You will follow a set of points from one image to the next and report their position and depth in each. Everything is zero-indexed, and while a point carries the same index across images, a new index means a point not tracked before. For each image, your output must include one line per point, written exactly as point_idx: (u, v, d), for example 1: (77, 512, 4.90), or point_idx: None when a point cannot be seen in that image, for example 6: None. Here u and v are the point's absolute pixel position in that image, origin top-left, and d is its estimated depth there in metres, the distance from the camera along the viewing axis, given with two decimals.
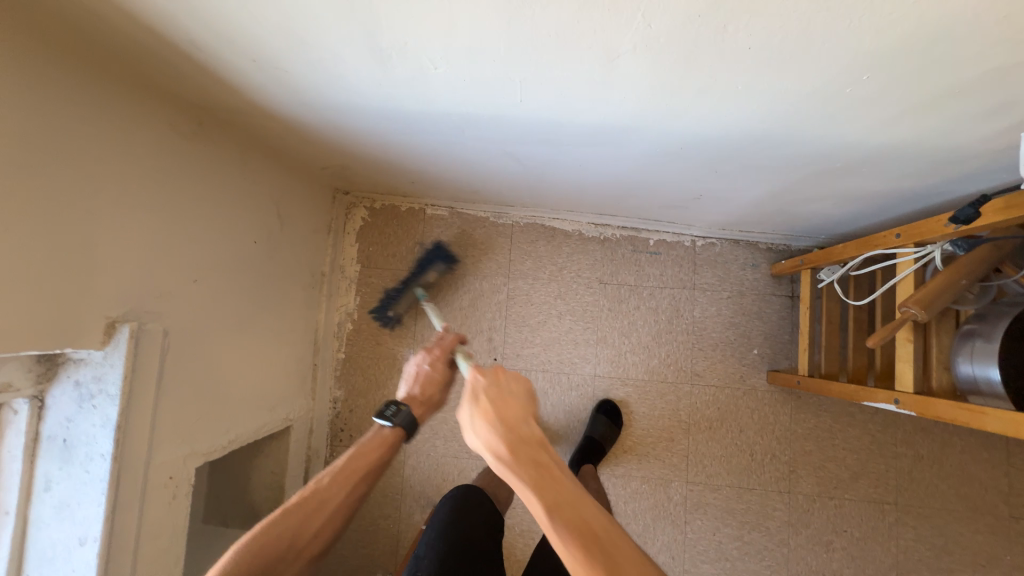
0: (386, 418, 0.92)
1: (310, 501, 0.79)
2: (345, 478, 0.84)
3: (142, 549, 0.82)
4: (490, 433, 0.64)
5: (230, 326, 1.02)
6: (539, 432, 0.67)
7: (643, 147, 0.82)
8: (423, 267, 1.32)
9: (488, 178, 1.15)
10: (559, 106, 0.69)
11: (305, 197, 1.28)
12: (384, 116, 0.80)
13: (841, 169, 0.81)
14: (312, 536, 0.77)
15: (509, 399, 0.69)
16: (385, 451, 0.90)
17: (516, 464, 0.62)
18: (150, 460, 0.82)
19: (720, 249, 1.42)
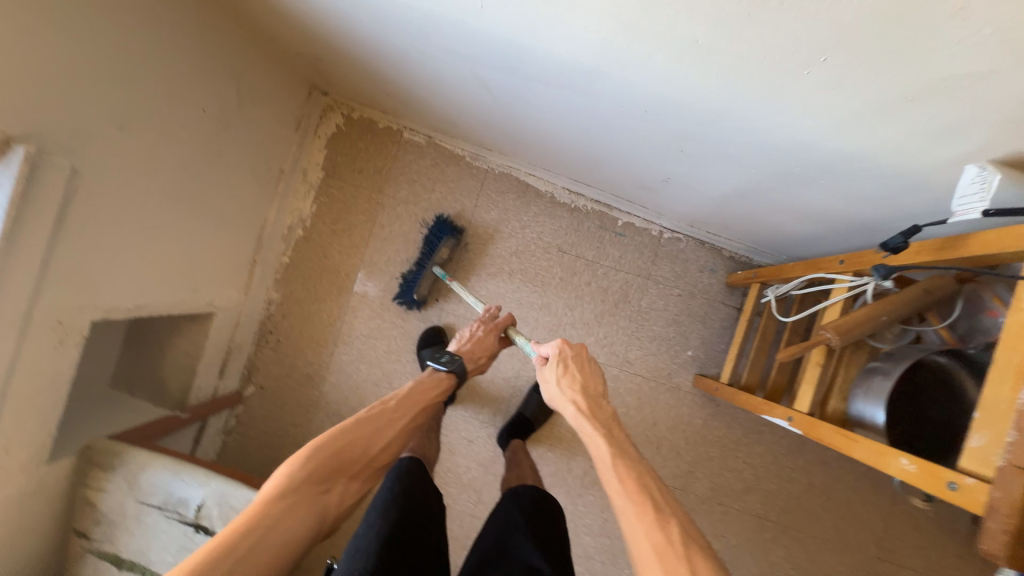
0: (441, 364, 1.05)
1: (376, 420, 0.85)
2: (408, 405, 0.92)
3: (15, 384, 0.81)
4: (572, 388, 0.85)
5: (159, 192, 0.98)
6: (613, 410, 0.83)
7: (609, 100, 0.78)
8: (435, 242, 1.38)
9: (463, 107, 1.10)
10: (520, 22, 0.64)
11: (272, 81, 1.21)
12: None
13: (799, 177, 0.79)
14: (378, 450, 0.84)
15: (588, 376, 0.88)
16: (439, 391, 1.00)
17: (587, 415, 0.80)
18: (37, 298, 0.80)
19: (684, 246, 1.40)
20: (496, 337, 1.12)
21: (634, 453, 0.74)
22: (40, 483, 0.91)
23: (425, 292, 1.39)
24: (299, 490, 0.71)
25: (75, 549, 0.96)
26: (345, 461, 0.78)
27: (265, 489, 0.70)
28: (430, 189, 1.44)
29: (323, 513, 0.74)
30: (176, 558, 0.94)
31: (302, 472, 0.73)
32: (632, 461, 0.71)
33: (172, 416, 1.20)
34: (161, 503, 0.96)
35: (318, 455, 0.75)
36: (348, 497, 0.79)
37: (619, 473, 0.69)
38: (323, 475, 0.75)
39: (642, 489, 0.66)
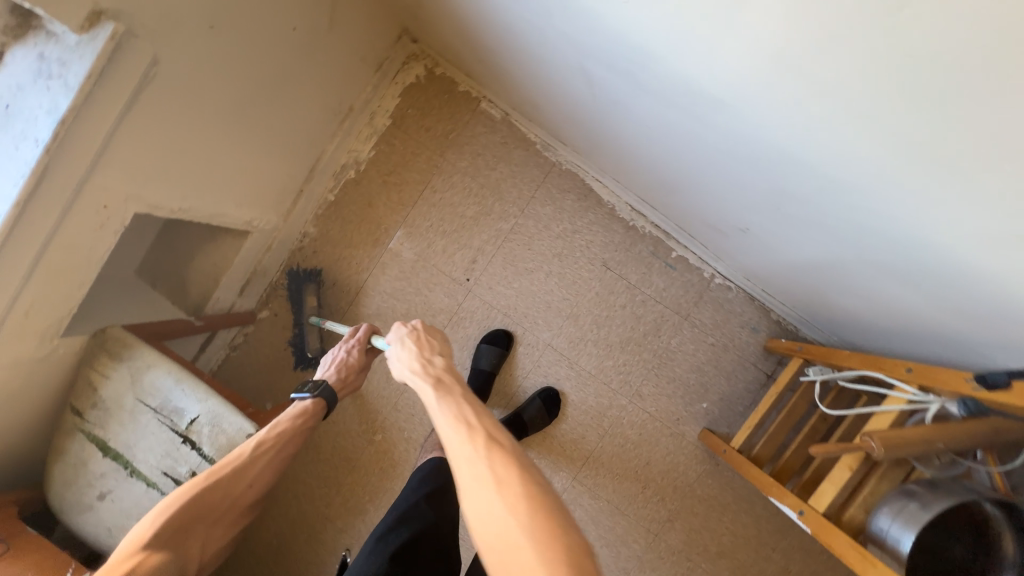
0: (303, 391, 0.97)
1: (233, 466, 0.84)
2: (274, 443, 0.89)
3: (50, 253, 0.80)
4: (404, 356, 0.80)
5: (228, 102, 0.95)
6: (446, 361, 0.79)
7: (720, 133, 0.71)
8: (301, 294, 1.35)
9: (553, 95, 1.04)
10: (658, 28, 0.58)
11: (366, 13, 1.17)
12: None
13: (895, 271, 0.72)
14: (242, 488, 0.85)
15: (426, 336, 0.84)
16: (307, 418, 0.95)
17: (419, 370, 0.76)
18: (89, 177, 0.78)
19: (733, 296, 1.33)
20: (363, 351, 1.02)
21: (462, 390, 0.72)
22: (51, 353, 0.92)
23: (317, 348, 1.34)
24: (146, 551, 0.71)
25: (69, 424, 0.98)
26: (201, 509, 0.79)
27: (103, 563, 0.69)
28: (492, 166, 1.39)
29: (184, 560, 0.76)
30: (159, 462, 0.94)
31: (146, 538, 0.72)
32: (457, 397, 0.69)
33: (185, 320, 1.20)
34: (158, 407, 0.95)
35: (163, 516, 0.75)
36: (209, 539, 0.82)
37: (444, 411, 0.67)
38: (171, 534, 0.75)
39: (459, 421, 0.65)
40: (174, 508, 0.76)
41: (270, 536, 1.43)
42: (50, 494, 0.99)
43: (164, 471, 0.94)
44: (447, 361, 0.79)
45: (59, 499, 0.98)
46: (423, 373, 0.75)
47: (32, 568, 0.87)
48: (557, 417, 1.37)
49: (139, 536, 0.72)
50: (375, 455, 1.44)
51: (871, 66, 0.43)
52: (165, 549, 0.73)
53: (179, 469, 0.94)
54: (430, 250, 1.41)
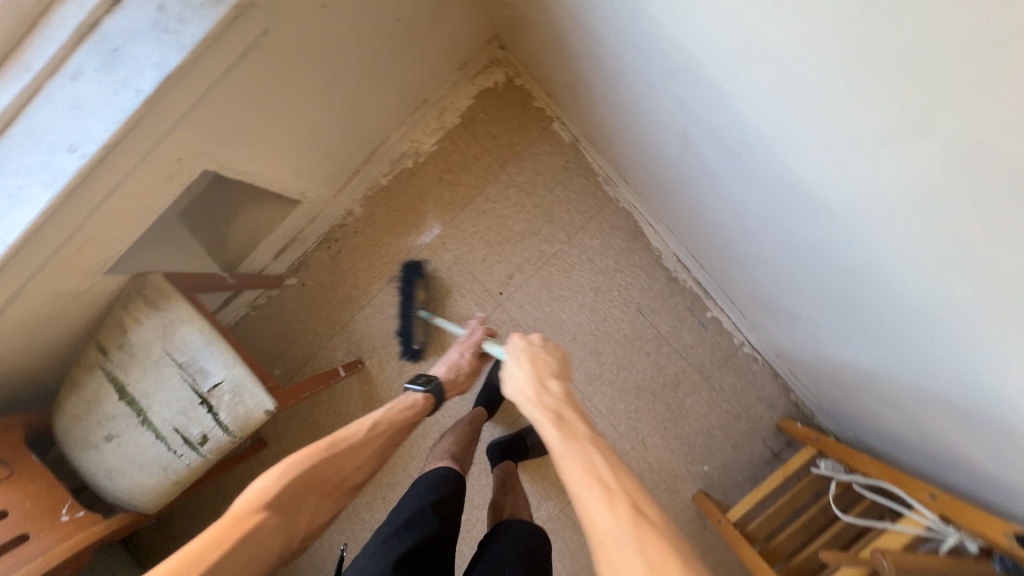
0: (417, 385, 1.01)
1: (351, 439, 0.81)
2: (384, 428, 0.87)
3: (117, 196, 0.79)
4: (520, 378, 0.78)
5: (318, 77, 0.95)
6: (562, 389, 0.76)
7: (805, 232, 0.71)
8: (410, 287, 1.38)
9: (635, 140, 1.03)
10: (782, 127, 0.58)
11: (466, 13, 1.17)
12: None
13: (940, 405, 0.72)
14: (352, 468, 0.81)
15: (540, 353, 0.83)
16: (414, 412, 0.95)
17: (536, 400, 0.73)
18: (171, 131, 0.78)
19: (757, 369, 1.34)
20: (475, 355, 1.08)
21: (586, 431, 0.67)
22: (90, 289, 0.92)
23: (422, 339, 1.40)
24: (268, 510, 0.66)
25: (90, 359, 0.97)
26: (317, 479, 0.75)
27: (226, 512, 0.64)
28: (549, 187, 1.38)
29: (292, 534, 0.70)
30: (173, 417, 0.94)
31: (269, 496, 0.67)
32: (585, 440, 0.64)
33: (219, 276, 1.19)
34: (184, 363, 0.94)
35: (288, 476, 0.70)
36: (315, 518, 0.75)
37: (571, 457, 0.61)
38: (287, 498, 0.69)
39: (592, 474, 0.59)
40: (298, 470, 0.72)
41: None
42: (57, 422, 0.98)
43: (176, 428, 0.94)
44: (564, 387, 0.76)
45: (65, 430, 0.98)
46: (540, 403, 0.73)
47: (29, 497, 0.86)
48: None
49: (263, 493, 0.67)
50: None
51: (995, 245, 0.42)
52: (280, 515, 0.68)
53: (190, 428, 0.94)
54: (470, 255, 1.40)
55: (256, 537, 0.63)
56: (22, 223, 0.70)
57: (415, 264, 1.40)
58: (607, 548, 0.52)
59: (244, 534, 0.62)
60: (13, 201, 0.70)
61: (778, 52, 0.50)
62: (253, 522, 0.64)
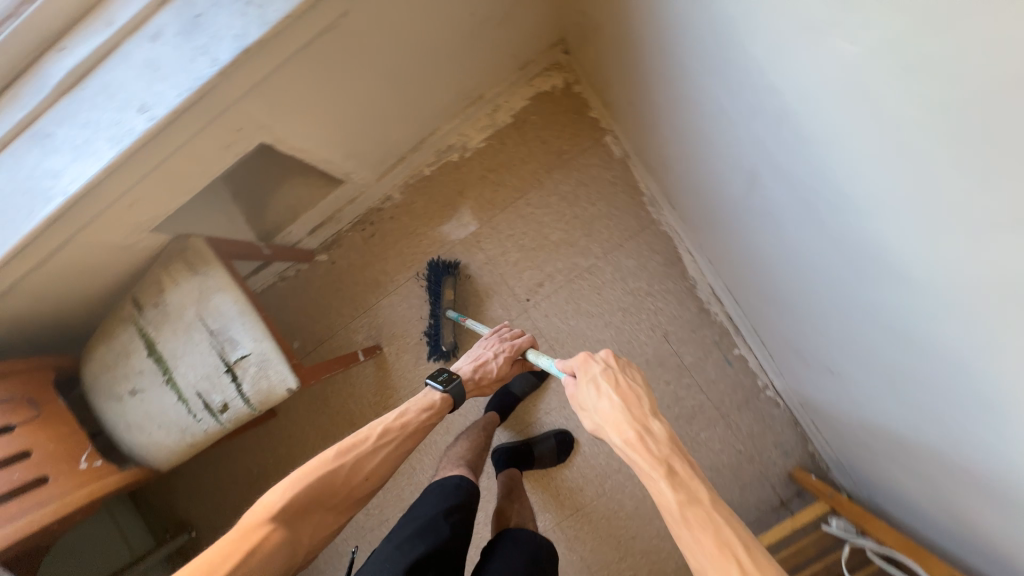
0: (438, 382, 0.97)
1: (358, 449, 0.81)
2: (393, 437, 0.86)
3: (175, 159, 0.80)
4: (609, 415, 0.69)
5: (383, 63, 0.94)
6: (666, 429, 0.67)
7: (866, 294, 0.68)
8: (439, 287, 1.34)
9: (693, 168, 1.01)
10: (871, 187, 0.54)
11: (537, 15, 1.15)
12: (716, 24, 0.66)
13: (973, 494, 0.70)
14: (361, 479, 0.80)
15: (622, 379, 0.74)
16: (431, 414, 0.93)
17: (639, 445, 0.64)
18: (236, 102, 0.78)
19: (777, 414, 1.31)
20: (508, 363, 1.03)
21: (706, 492, 0.60)
22: (135, 244, 0.93)
23: (451, 340, 1.33)
24: (276, 523, 0.69)
25: (124, 313, 0.98)
26: (324, 491, 0.76)
27: (235, 525, 0.67)
28: (592, 200, 1.36)
29: (302, 544, 0.72)
30: (197, 382, 0.95)
31: (276, 509, 0.70)
32: (707, 506, 0.59)
33: (256, 247, 1.19)
34: (215, 331, 0.95)
35: (294, 489, 0.73)
36: (324, 529, 0.76)
37: (695, 530, 0.57)
38: (296, 511, 0.72)
39: (725, 556, 0.55)
40: (304, 483, 0.74)
41: (253, 465, 1.45)
42: (85, 369, 1.00)
43: (199, 393, 0.95)
44: (666, 425, 0.67)
45: (91, 377, 0.99)
46: (644, 450, 0.64)
47: (52, 440, 0.88)
48: (563, 461, 1.36)
49: (267, 508, 0.70)
50: None
51: None
52: (288, 528, 0.70)
53: (213, 395, 0.95)
54: (502, 257, 1.39)
55: (264, 550, 0.66)
56: (84, 176, 0.70)
57: (447, 263, 1.36)
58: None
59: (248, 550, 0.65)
60: (78, 153, 0.70)
61: (893, 111, 0.46)
62: (261, 535, 0.67)
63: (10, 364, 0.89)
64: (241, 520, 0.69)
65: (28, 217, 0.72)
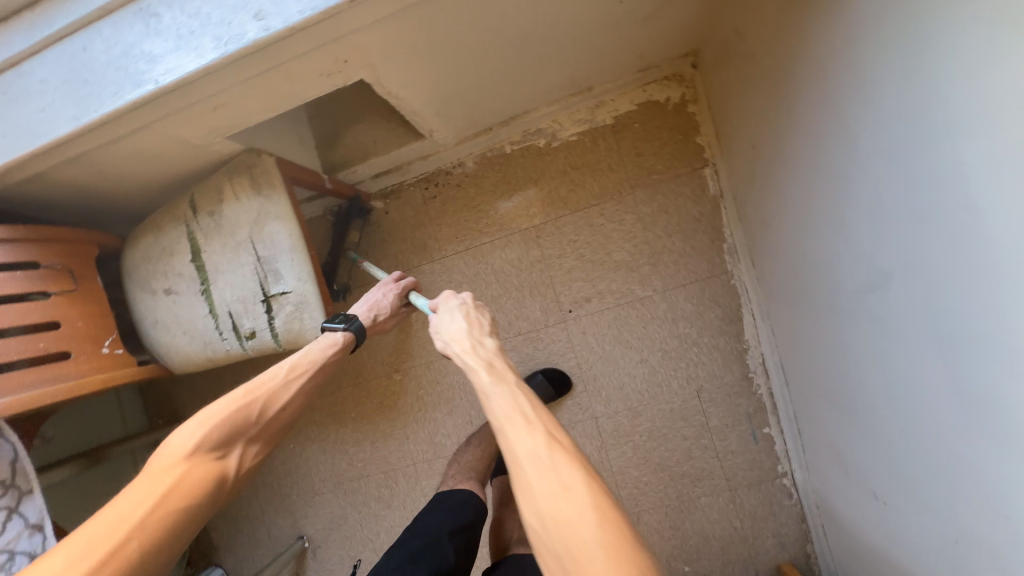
0: (336, 322, 0.92)
1: (269, 385, 0.79)
2: (304, 372, 0.84)
3: (274, 75, 0.74)
4: (455, 330, 0.77)
5: (511, 29, 0.86)
6: (496, 344, 0.76)
7: (981, 448, 0.61)
8: (345, 226, 1.36)
9: (805, 237, 0.92)
10: None
11: (684, 20, 1.04)
12: (931, 103, 0.56)
13: None
14: (276, 411, 0.79)
15: (472, 313, 0.82)
16: (340, 348, 0.90)
17: (469, 350, 0.73)
18: (352, 33, 0.71)
19: (787, 505, 1.24)
20: (398, 301, 1.01)
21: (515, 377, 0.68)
22: (207, 146, 0.89)
23: (344, 280, 1.38)
24: (190, 462, 0.67)
25: (179, 211, 0.95)
26: (241, 423, 0.74)
27: (143, 469, 0.65)
28: (669, 230, 1.27)
29: (225, 475, 0.71)
30: (232, 302, 0.92)
31: (187, 448, 0.68)
32: (513, 385, 0.66)
33: (320, 179, 1.13)
34: (263, 257, 0.91)
35: (203, 427, 0.70)
36: (250, 460, 0.75)
37: (499, 395, 0.64)
38: (212, 447, 0.70)
39: (515, 413, 0.62)
40: (216, 420, 0.71)
41: None
42: (128, 253, 0.99)
43: (231, 313, 0.93)
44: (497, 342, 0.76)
45: (132, 263, 0.98)
46: (471, 353, 0.72)
47: (82, 318, 0.87)
48: None
49: (181, 445, 0.67)
50: (383, 388, 1.43)
51: None
52: (209, 462, 0.69)
53: (243, 320, 0.93)
54: (557, 260, 1.32)
55: (181, 488, 0.65)
56: (180, 70, 0.65)
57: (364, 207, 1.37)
58: (531, 479, 0.56)
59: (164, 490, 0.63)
60: (181, 44, 0.65)
61: None
62: (175, 475, 0.65)
63: (57, 230, 0.86)
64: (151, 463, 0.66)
65: (115, 95, 0.68)
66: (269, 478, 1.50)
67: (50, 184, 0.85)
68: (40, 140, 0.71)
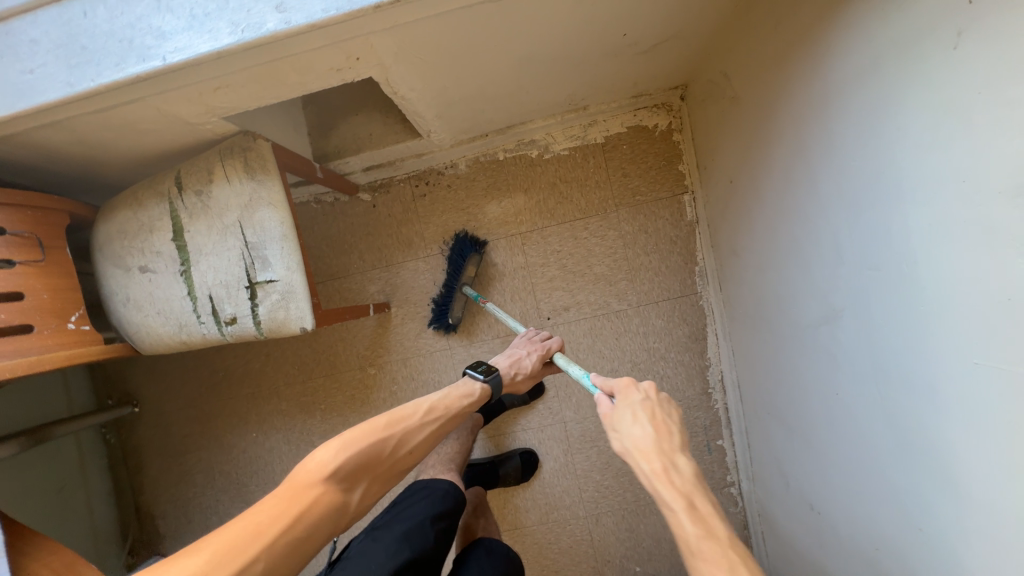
0: (478, 373, 0.99)
1: (407, 422, 0.81)
2: (438, 420, 0.86)
3: (284, 64, 0.74)
4: (638, 441, 0.66)
5: (522, 47, 0.90)
6: (694, 468, 0.63)
7: (896, 460, 0.72)
8: (462, 260, 1.30)
9: (769, 268, 1.01)
10: (974, 382, 0.57)
11: (678, 57, 1.11)
12: (882, 167, 0.65)
13: None
14: (406, 451, 0.80)
15: (659, 415, 0.69)
16: (473, 400, 0.93)
17: (663, 478, 0.62)
18: (368, 34, 0.73)
19: (732, 512, 1.35)
20: (541, 361, 1.04)
21: (723, 529, 0.57)
22: (201, 125, 0.87)
23: (457, 313, 1.32)
24: (324, 484, 0.69)
25: (162, 187, 0.92)
26: (373, 459, 0.75)
27: (287, 480, 0.69)
28: (647, 249, 1.34)
29: (346, 506, 0.71)
30: (213, 286, 0.90)
31: (327, 470, 0.70)
32: (724, 544, 0.56)
33: (313, 167, 1.12)
34: (250, 243, 0.90)
35: (345, 452, 0.72)
36: (369, 498, 0.74)
37: (707, 563, 0.55)
38: (348, 474, 0.71)
39: None
40: (356, 445, 0.74)
41: None
42: (99, 225, 0.94)
43: (211, 296, 0.91)
44: (693, 463, 0.64)
45: (104, 237, 0.93)
46: (667, 485, 0.61)
47: (47, 291, 0.82)
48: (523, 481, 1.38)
49: (319, 465, 0.70)
50: (357, 381, 1.42)
51: None
52: (340, 489, 0.70)
53: (224, 305, 0.91)
54: (540, 269, 1.36)
55: (314, 508, 0.67)
56: (191, 51, 0.64)
57: (476, 240, 1.33)
58: None
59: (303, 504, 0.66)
60: (193, 24, 0.64)
61: None
62: (312, 494, 0.68)
63: (27, 196, 0.82)
64: (292, 475, 0.70)
65: (115, 67, 0.66)
66: (227, 467, 1.46)
67: (22, 147, 0.80)
68: (25, 103, 0.68)
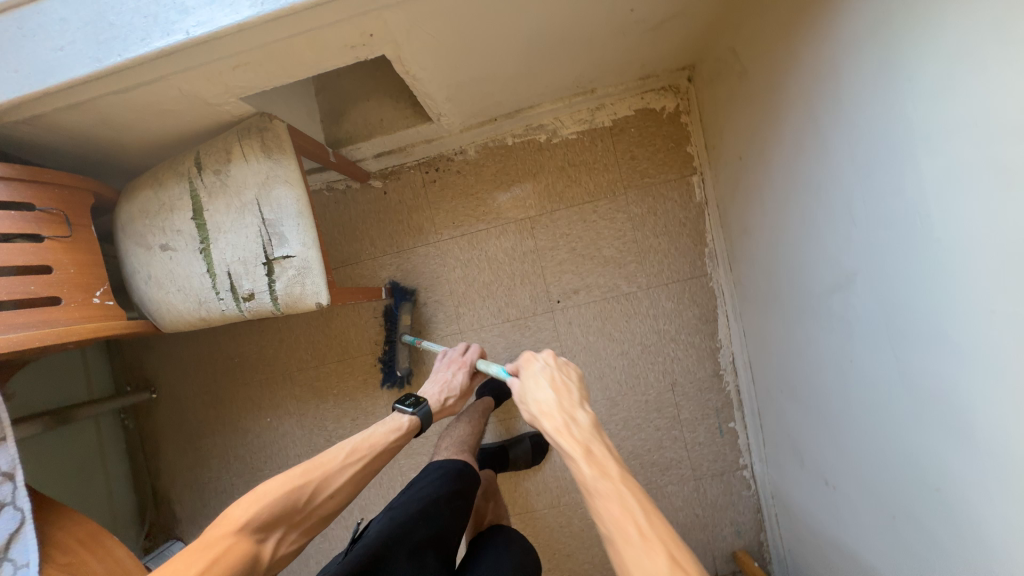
0: (406, 406, 1.00)
1: (328, 467, 0.82)
2: (360, 460, 0.86)
3: (299, 40, 0.76)
4: (543, 403, 0.73)
5: (531, 26, 0.91)
6: (591, 419, 0.71)
7: (910, 420, 0.72)
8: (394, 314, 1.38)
9: (780, 242, 1.01)
10: (985, 327, 0.57)
11: (685, 36, 1.12)
12: (892, 124, 0.65)
13: None
14: (323, 498, 0.80)
15: (561, 378, 0.78)
16: (401, 436, 0.94)
17: (565, 432, 0.68)
18: (381, 9, 0.74)
19: (745, 495, 1.34)
20: (467, 376, 1.10)
21: (620, 470, 0.63)
22: (219, 105, 0.90)
23: (405, 366, 1.39)
24: (236, 536, 0.68)
25: (182, 167, 0.95)
26: (287, 509, 0.74)
27: (200, 536, 0.67)
28: (656, 232, 1.34)
29: (256, 560, 0.70)
30: (232, 262, 0.93)
31: (241, 522, 0.69)
32: (618, 482, 0.61)
33: (326, 151, 1.14)
34: (267, 220, 0.92)
35: (258, 503, 0.72)
36: (282, 547, 0.74)
37: (603, 499, 0.60)
38: (262, 523, 0.71)
39: (627, 522, 0.57)
40: (271, 496, 0.74)
41: None
42: (123, 206, 0.97)
43: (230, 273, 0.93)
44: (592, 417, 0.71)
45: (127, 216, 0.96)
46: (567, 434, 0.68)
47: (74, 265, 0.85)
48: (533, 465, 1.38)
49: (234, 518, 0.70)
50: (369, 365, 1.44)
51: None
52: (252, 540, 0.70)
53: (243, 281, 0.93)
54: (549, 253, 1.37)
55: (225, 561, 0.66)
56: (212, 24, 0.67)
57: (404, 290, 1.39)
58: None
59: (214, 558, 0.65)
60: None
61: None
62: (223, 546, 0.67)
63: (55, 174, 0.85)
64: (208, 531, 0.69)
65: (141, 42, 0.69)
66: (242, 451, 1.48)
67: (50, 127, 0.84)
68: (55, 78, 0.71)
